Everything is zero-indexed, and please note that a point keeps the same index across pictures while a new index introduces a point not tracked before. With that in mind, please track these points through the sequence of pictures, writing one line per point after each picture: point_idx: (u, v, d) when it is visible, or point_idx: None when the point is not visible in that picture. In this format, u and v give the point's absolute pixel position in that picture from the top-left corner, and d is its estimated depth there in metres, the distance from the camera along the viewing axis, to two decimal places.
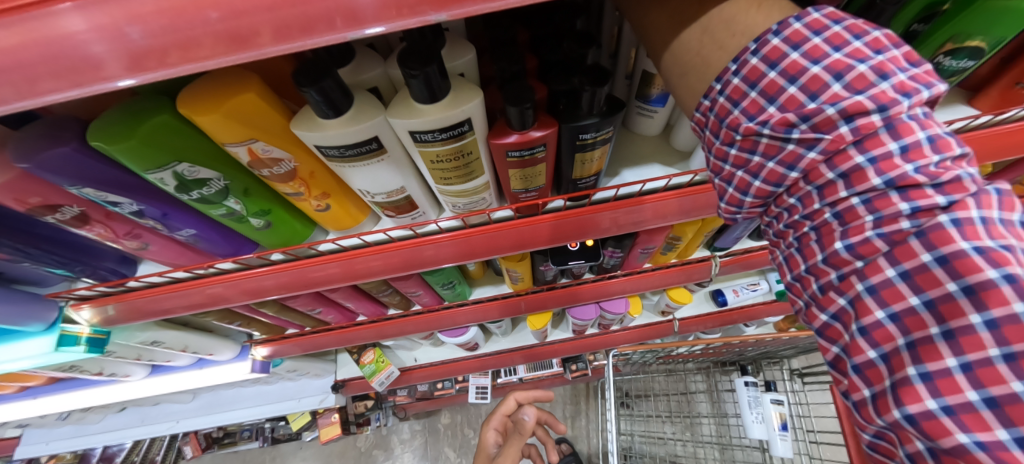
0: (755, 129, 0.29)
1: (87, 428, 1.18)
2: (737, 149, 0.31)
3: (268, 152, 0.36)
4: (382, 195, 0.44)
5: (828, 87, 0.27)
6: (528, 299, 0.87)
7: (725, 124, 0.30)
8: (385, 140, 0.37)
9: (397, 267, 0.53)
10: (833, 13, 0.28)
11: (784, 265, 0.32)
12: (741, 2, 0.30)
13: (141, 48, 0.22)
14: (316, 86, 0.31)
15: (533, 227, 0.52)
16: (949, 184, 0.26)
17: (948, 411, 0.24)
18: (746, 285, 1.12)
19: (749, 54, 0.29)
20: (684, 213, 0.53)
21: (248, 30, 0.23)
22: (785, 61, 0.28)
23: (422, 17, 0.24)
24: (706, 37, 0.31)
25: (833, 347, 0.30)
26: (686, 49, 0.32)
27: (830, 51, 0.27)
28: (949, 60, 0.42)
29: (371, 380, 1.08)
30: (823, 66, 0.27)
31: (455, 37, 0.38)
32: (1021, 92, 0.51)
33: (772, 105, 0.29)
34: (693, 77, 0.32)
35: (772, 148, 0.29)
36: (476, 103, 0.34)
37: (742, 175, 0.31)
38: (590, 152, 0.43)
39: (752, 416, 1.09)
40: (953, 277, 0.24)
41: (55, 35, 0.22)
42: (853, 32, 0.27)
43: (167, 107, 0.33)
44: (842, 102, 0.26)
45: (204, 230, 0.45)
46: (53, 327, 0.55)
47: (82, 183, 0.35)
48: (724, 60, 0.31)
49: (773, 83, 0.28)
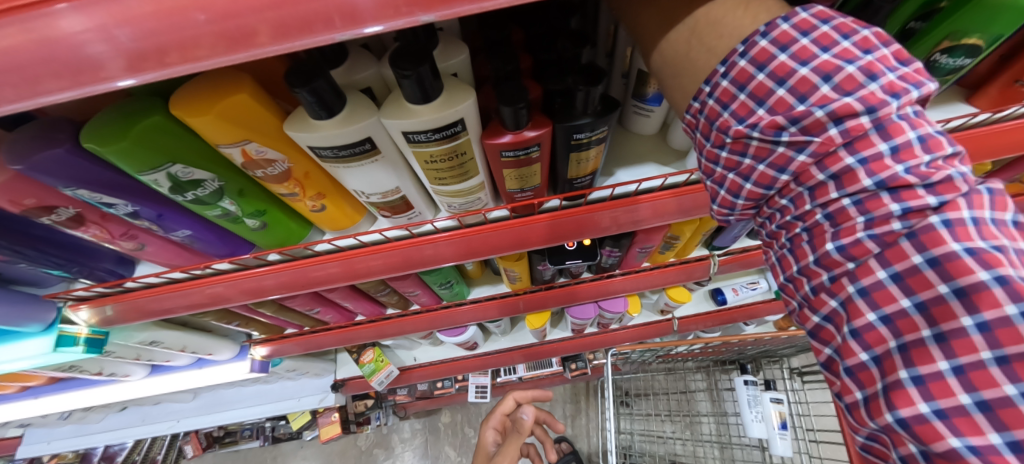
0: (744, 132, 0.29)
1: (89, 428, 1.19)
2: (728, 152, 0.31)
3: (262, 153, 0.36)
4: (377, 196, 0.44)
5: (817, 89, 0.27)
6: (527, 298, 0.87)
7: (715, 127, 0.30)
8: (378, 140, 0.37)
9: (394, 267, 0.53)
10: (821, 12, 0.28)
11: (777, 265, 0.32)
12: (729, 2, 0.30)
13: (139, 48, 0.22)
14: (309, 87, 0.31)
15: (529, 227, 0.52)
16: (941, 184, 0.25)
17: (940, 414, 0.24)
18: (746, 284, 1.12)
19: (738, 56, 0.29)
20: (682, 212, 0.53)
21: (246, 29, 0.23)
22: (773, 63, 0.28)
23: (410, 18, 0.24)
24: (695, 39, 0.31)
25: (827, 349, 0.30)
26: (675, 50, 0.31)
27: (818, 52, 0.27)
28: (946, 58, 0.42)
29: (371, 380, 1.08)
30: (811, 67, 0.27)
31: (449, 37, 0.37)
32: (1020, 89, 0.50)
33: (760, 107, 0.28)
34: (684, 78, 0.32)
35: (762, 151, 0.29)
36: (469, 103, 0.34)
37: (733, 178, 0.31)
38: (586, 152, 0.43)
39: (751, 415, 1.09)
40: (944, 279, 0.24)
41: (53, 35, 0.22)
42: (842, 32, 0.27)
43: (160, 108, 0.33)
44: (830, 104, 0.26)
45: (199, 231, 0.45)
46: (51, 328, 0.56)
47: (77, 185, 0.35)
48: (713, 63, 0.30)
49: (761, 86, 0.28)
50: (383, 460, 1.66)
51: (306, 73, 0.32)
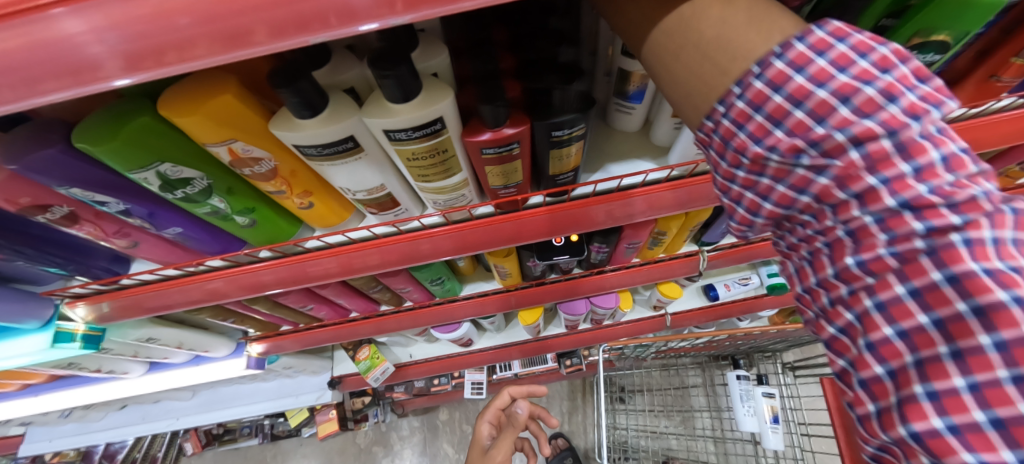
0: (762, 154, 0.26)
1: (90, 426, 1.20)
2: (744, 173, 0.27)
3: (248, 152, 0.37)
4: (363, 192, 0.45)
5: (836, 111, 0.23)
6: (519, 294, 0.88)
7: (730, 147, 0.27)
8: (361, 139, 0.38)
9: (392, 262, 0.55)
10: (839, 28, 0.24)
11: (793, 277, 0.29)
12: (740, 13, 0.26)
13: (139, 49, 0.23)
14: (293, 87, 0.32)
15: (524, 220, 0.53)
16: (965, 204, 0.22)
17: (955, 432, 0.21)
18: (738, 280, 1.13)
19: (753, 78, 0.25)
20: (680, 205, 0.54)
21: (243, 29, 0.24)
22: (790, 85, 0.24)
23: (382, 20, 0.25)
24: (701, 55, 0.27)
25: (839, 361, 0.26)
26: (681, 67, 0.28)
27: (836, 73, 0.24)
28: (917, 54, 0.42)
29: (366, 376, 1.09)
30: (830, 90, 0.23)
31: (431, 37, 0.39)
32: (996, 84, 0.52)
33: (778, 129, 0.25)
34: (695, 98, 0.28)
35: (781, 171, 0.26)
36: (447, 102, 0.35)
37: (750, 198, 0.27)
38: (566, 148, 0.44)
39: (743, 409, 1.10)
40: (964, 298, 0.21)
41: (55, 37, 0.23)
42: (859, 50, 0.24)
43: (149, 109, 0.35)
44: (851, 128, 0.23)
45: (190, 228, 0.46)
46: (49, 325, 0.57)
47: (70, 184, 0.36)
48: (726, 84, 0.26)
49: (778, 108, 0.25)
50: (382, 457, 1.67)
51: (293, 75, 0.33)
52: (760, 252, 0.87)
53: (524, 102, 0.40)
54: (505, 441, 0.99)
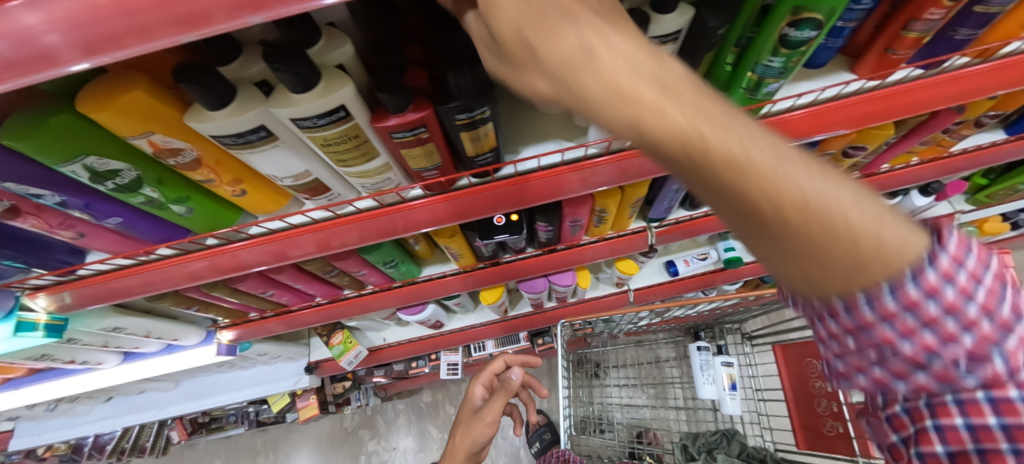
0: (890, 344, 0.27)
1: (77, 419, 1.24)
2: (860, 355, 0.29)
3: (168, 143, 0.40)
4: (290, 179, 0.48)
5: (952, 323, 0.26)
6: (476, 275, 0.91)
7: (855, 334, 0.28)
8: (273, 127, 0.41)
9: (372, 235, 0.57)
10: (962, 245, 0.26)
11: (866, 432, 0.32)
12: (886, 223, 0.25)
13: (95, 36, 0.26)
14: (194, 81, 0.35)
15: (501, 190, 0.56)
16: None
17: None
18: (697, 255, 1.17)
19: (893, 289, 0.26)
20: (645, 173, 0.58)
21: (202, 12, 0.27)
22: (929, 300, 0.26)
23: (241, 20, 0.28)
24: (847, 263, 0.25)
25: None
26: (812, 265, 0.25)
27: (956, 300, 0.26)
28: (795, 31, 0.44)
29: (340, 360, 1.14)
30: (952, 310, 0.26)
31: (334, 29, 0.41)
32: (892, 58, 0.54)
33: (907, 335, 0.26)
34: (821, 289, 0.26)
35: (902, 369, 0.28)
36: (347, 90, 0.38)
37: (868, 378, 0.29)
38: (475, 130, 0.46)
39: (703, 378, 1.16)
40: None
41: (12, 28, 0.25)
42: (975, 275, 0.27)
43: (67, 106, 0.37)
44: (972, 341, 0.26)
45: (130, 218, 0.49)
46: (10, 315, 0.61)
47: (2, 179, 0.39)
48: (863, 288, 0.26)
49: (907, 319, 0.26)
50: (369, 440, 1.73)
51: (199, 70, 0.35)
52: (705, 226, 0.91)
53: (427, 88, 0.43)
54: (495, 404, 0.99)
